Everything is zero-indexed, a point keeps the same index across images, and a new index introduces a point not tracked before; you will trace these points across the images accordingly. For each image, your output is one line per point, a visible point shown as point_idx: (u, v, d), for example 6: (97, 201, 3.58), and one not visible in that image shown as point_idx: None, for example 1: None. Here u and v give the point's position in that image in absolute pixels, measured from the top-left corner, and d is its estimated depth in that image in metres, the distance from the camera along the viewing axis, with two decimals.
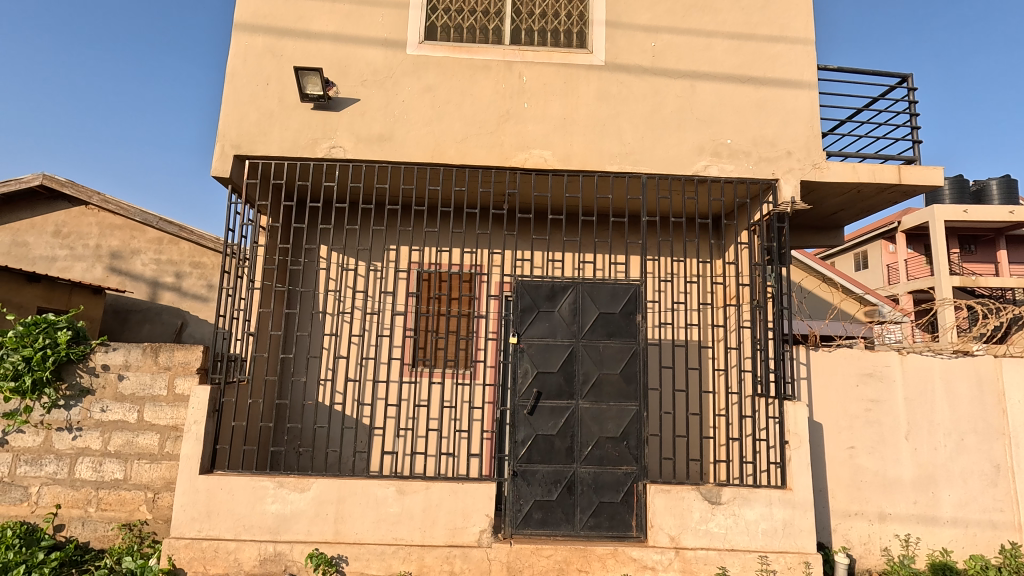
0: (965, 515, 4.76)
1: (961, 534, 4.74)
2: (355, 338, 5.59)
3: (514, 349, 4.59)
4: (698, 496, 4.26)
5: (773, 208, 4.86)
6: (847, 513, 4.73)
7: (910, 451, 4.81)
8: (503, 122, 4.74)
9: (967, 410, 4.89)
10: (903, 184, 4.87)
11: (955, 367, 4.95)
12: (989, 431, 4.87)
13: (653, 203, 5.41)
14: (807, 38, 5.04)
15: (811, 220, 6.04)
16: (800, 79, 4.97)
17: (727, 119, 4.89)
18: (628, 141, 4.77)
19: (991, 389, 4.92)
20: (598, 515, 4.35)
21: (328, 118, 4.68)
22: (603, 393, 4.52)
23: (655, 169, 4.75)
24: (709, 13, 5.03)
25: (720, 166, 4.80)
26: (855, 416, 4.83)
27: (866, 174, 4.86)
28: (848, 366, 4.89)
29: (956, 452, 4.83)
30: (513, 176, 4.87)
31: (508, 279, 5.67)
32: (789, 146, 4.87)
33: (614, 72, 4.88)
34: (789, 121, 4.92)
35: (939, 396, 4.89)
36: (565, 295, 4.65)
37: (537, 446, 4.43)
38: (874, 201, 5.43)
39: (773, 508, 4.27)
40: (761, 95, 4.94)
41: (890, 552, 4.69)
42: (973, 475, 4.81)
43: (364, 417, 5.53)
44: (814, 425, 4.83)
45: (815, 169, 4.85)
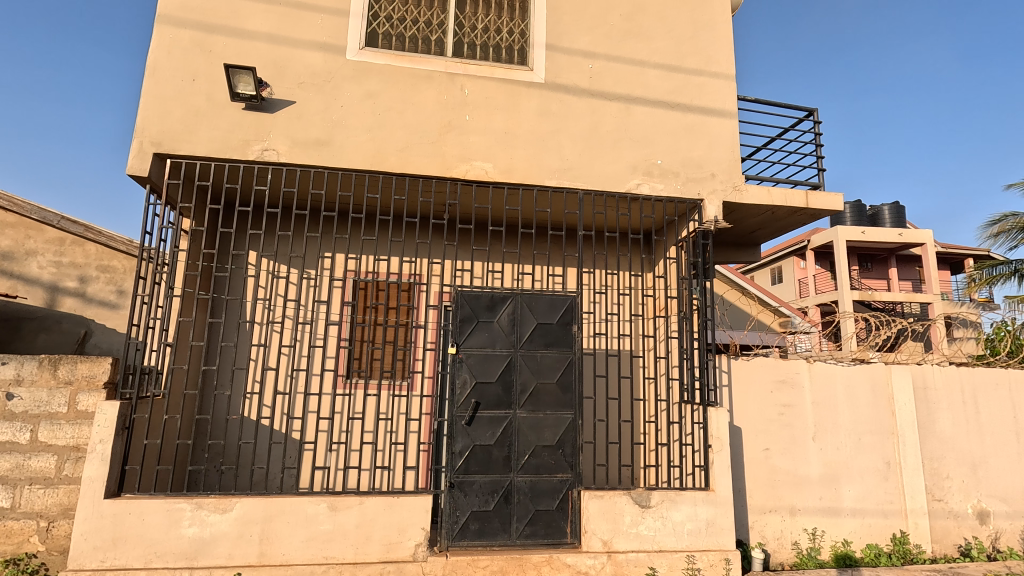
0: (863, 507, 5.26)
1: (859, 525, 5.23)
2: (286, 348, 5.38)
3: (452, 360, 4.58)
4: (629, 500, 4.43)
5: (698, 226, 5.19)
6: (762, 510, 5.08)
7: (817, 451, 5.26)
8: (445, 133, 4.77)
9: (864, 412, 5.43)
10: (810, 208, 5.37)
11: (854, 373, 5.49)
12: (881, 431, 5.43)
13: (589, 218, 5.62)
14: (729, 70, 5.47)
15: (732, 237, 6.50)
16: (722, 107, 5.38)
17: (658, 141, 5.19)
18: (567, 157, 4.94)
19: (883, 393, 5.50)
20: (534, 523, 4.41)
21: (262, 119, 4.49)
22: (540, 403, 4.60)
23: (591, 185, 4.94)
24: (642, 41, 5.34)
25: (651, 185, 5.08)
26: (770, 420, 5.22)
27: (779, 197, 5.32)
28: (763, 374, 5.29)
29: (856, 450, 5.34)
30: (454, 186, 4.89)
31: (447, 289, 5.68)
32: (713, 169, 5.24)
33: (553, 90, 5.04)
34: (714, 146, 5.29)
35: (841, 400, 5.39)
36: (504, 305, 4.70)
37: (475, 457, 4.43)
38: (786, 222, 5.93)
39: (698, 508, 4.52)
40: (690, 121, 5.29)
41: (799, 545, 5.09)
42: (870, 471, 5.33)
43: (293, 431, 5.30)
44: (734, 429, 5.16)
45: (735, 190, 5.24)
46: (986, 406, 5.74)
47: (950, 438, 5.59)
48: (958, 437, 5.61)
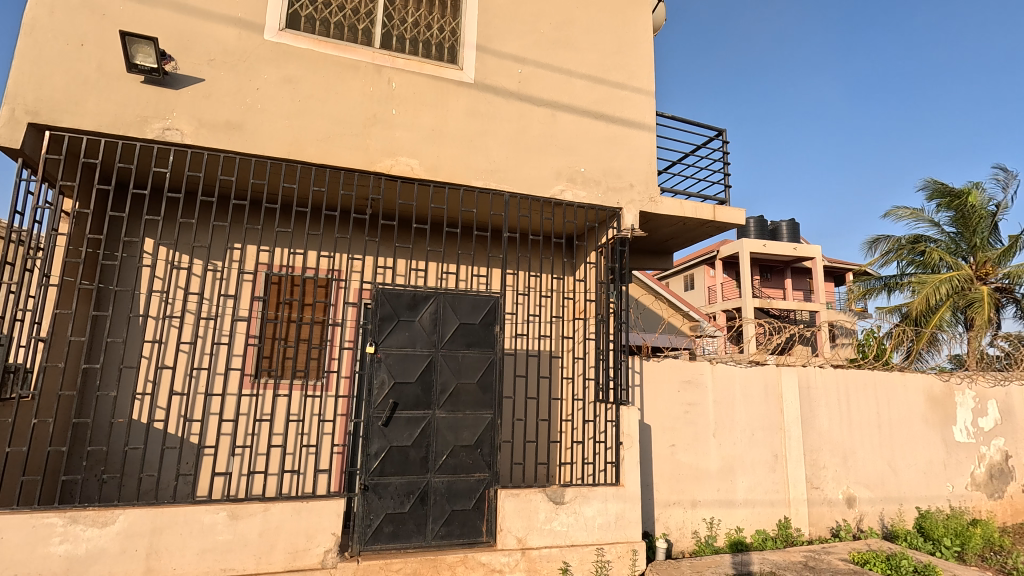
0: (754, 496, 5.76)
1: (750, 513, 5.73)
2: (185, 345, 4.97)
3: (370, 359, 4.46)
4: (544, 497, 4.55)
5: (617, 233, 5.43)
6: (667, 503, 5.41)
7: (716, 446, 5.69)
8: (370, 125, 4.63)
9: (757, 410, 5.95)
10: (717, 221, 5.79)
11: (750, 374, 5.99)
12: (771, 426, 5.97)
13: (513, 220, 5.70)
14: (649, 86, 5.78)
15: (648, 245, 6.87)
16: (642, 121, 5.66)
17: (583, 150, 5.37)
18: (494, 159, 4.98)
19: (774, 392, 6.06)
20: (450, 523, 4.39)
21: (164, 95, 4.12)
22: (460, 403, 4.60)
23: (517, 188, 5.02)
24: (570, 51, 5.50)
25: (574, 191, 5.25)
26: (676, 418, 5.58)
27: (690, 209, 5.70)
28: (672, 375, 5.64)
29: (749, 445, 5.84)
30: (377, 181, 4.76)
31: (368, 286, 5.52)
32: (632, 179, 5.51)
33: (482, 91, 5.06)
34: (633, 157, 5.56)
35: (738, 399, 5.87)
36: (426, 304, 4.65)
37: (391, 458, 4.34)
38: (696, 233, 6.36)
39: (608, 503, 4.73)
40: (612, 132, 5.52)
41: (698, 534, 5.48)
42: (760, 464, 5.85)
43: (191, 434, 4.91)
44: (644, 427, 5.45)
45: (651, 201, 5.54)
46: (856, 404, 6.49)
47: (827, 432, 6.26)
48: (834, 432, 6.30)
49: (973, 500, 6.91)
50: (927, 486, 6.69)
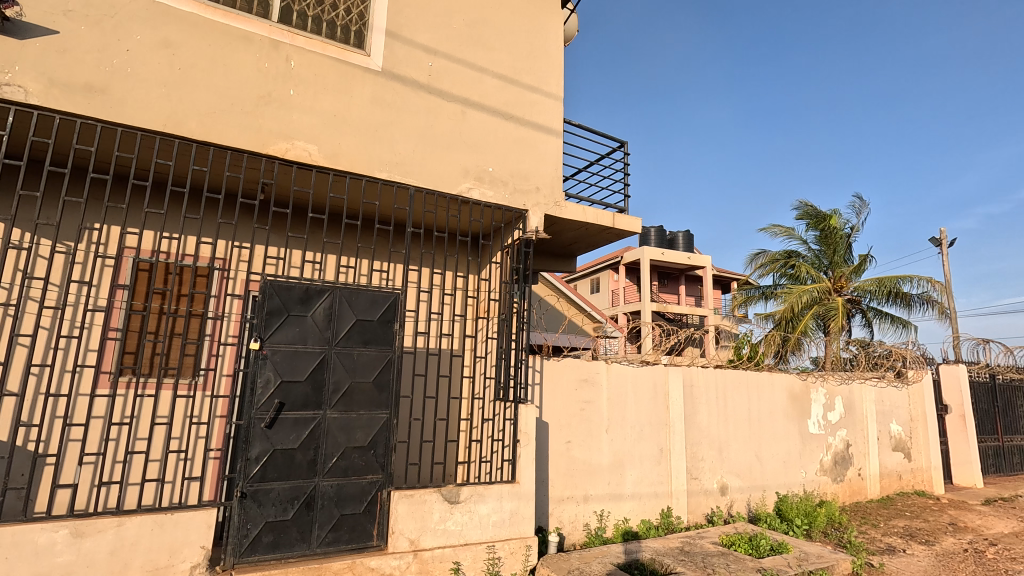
0: (640, 488, 6.14)
1: (637, 504, 6.09)
2: (25, 338, 4.28)
3: (255, 356, 4.13)
4: (439, 497, 4.50)
5: (522, 234, 5.51)
6: (561, 498, 5.59)
7: (608, 442, 5.98)
8: (262, 104, 4.29)
9: (646, 407, 6.35)
10: (616, 228, 6.09)
11: (641, 374, 6.38)
12: (658, 422, 6.40)
13: (418, 215, 5.58)
14: (557, 93, 5.93)
15: (553, 248, 7.06)
16: (550, 127, 5.81)
17: (491, 149, 5.39)
18: (400, 151, 4.84)
19: (661, 390, 6.51)
20: (338, 529, 4.19)
21: (3, 45, 3.51)
22: (353, 402, 4.40)
23: (423, 183, 4.92)
24: (482, 49, 5.49)
25: (481, 190, 5.25)
26: (572, 415, 5.78)
27: (591, 216, 5.94)
28: (570, 374, 5.83)
29: (638, 440, 6.21)
30: (269, 165, 4.43)
31: (256, 278, 5.12)
32: (538, 182, 5.63)
33: (390, 80, 4.89)
34: (540, 161, 5.68)
35: (630, 397, 6.22)
36: (320, 299, 4.40)
37: (274, 463, 4.06)
38: (597, 238, 6.65)
39: (503, 500, 4.78)
40: (521, 135, 5.60)
41: (589, 526, 5.73)
42: (647, 457, 6.25)
43: (29, 441, 4.24)
44: (542, 424, 5.59)
45: (555, 205, 5.69)
46: (731, 401, 7.16)
47: (706, 427, 6.83)
48: (712, 426, 6.90)
49: (821, 484, 7.91)
50: (786, 473, 7.55)
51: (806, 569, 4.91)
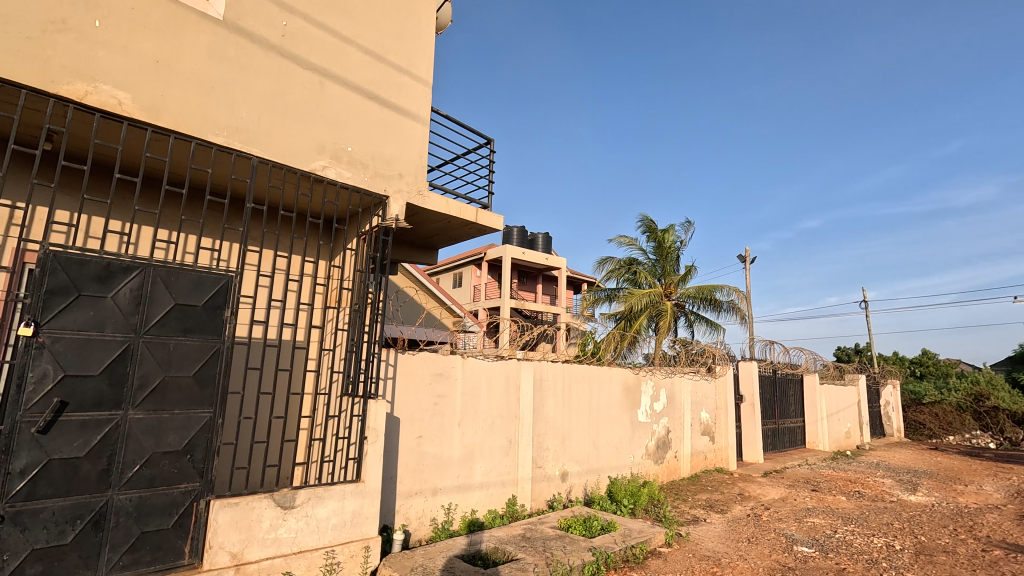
0: (489, 479, 6.28)
1: (484, 495, 6.22)
2: None
3: (25, 345, 3.30)
4: (270, 503, 4.09)
5: (381, 221, 5.23)
6: (408, 494, 5.46)
7: (459, 435, 6.00)
8: (53, 31, 3.44)
9: (498, 400, 6.51)
10: (478, 223, 6.13)
11: (495, 367, 6.52)
12: (508, 415, 6.61)
13: (261, 190, 4.99)
14: (426, 79, 5.76)
15: (414, 238, 6.88)
16: (416, 113, 5.62)
17: (351, 128, 5.03)
18: (241, 115, 4.27)
19: (513, 383, 6.73)
20: (137, 549, 3.56)
21: None
22: (166, 401, 3.77)
23: (269, 155, 4.40)
24: (346, 19, 5.09)
25: (337, 170, 4.88)
26: (425, 410, 5.68)
27: (454, 209, 5.89)
28: (424, 368, 5.72)
29: (488, 432, 6.34)
30: (60, 108, 3.57)
31: (35, 247, 4.11)
32: (401, 169, 5.41)
33: (233, 32, 4.28)
34: (404, 147, 5.47)
35: (483, 390, 6.32)
36: (126, 278, 3.68)
37: (48, 476, 3.29)
38: (459, 232, 6.63)
39: (345, 501, 4.50)
40: (385, 117, 5.34)
41: (436, 520, 5.68)
42: (496, 449, 6.41)
43: None
44: (392, 420, 5.39)
45: (418, 195, 5.53)
46: (575, 393, 7.69)
47: (552, 418, 7.24)
48: (557, 417, 7.33)
49: (645, 466, 8.90)
50: (618, 458, 8.34)
51: (629, 544, 5.47)
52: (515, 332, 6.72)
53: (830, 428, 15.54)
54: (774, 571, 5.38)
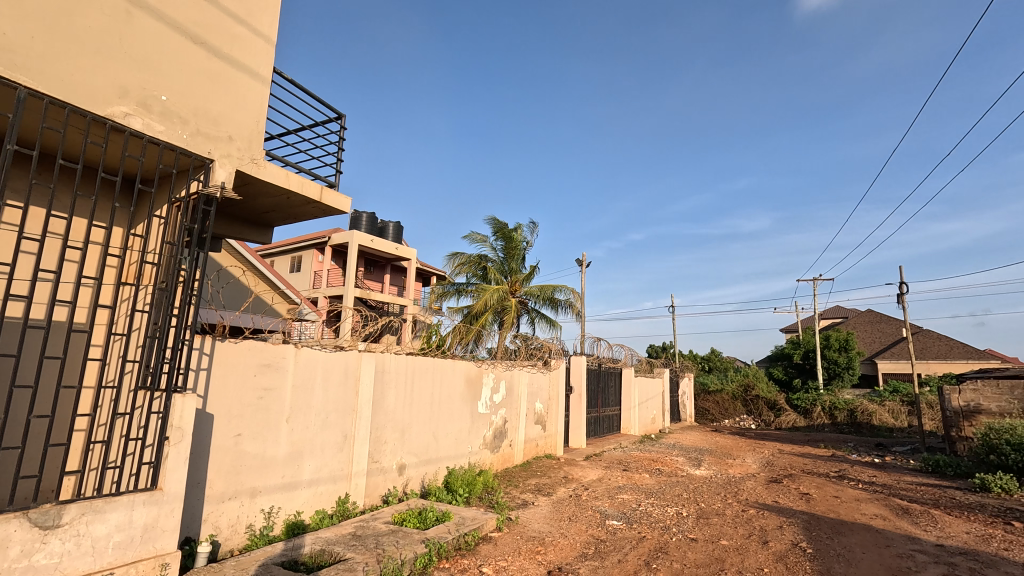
0: (318, 478, 5.86)
1: (312, 496, 5.79)
2: None
3: None
4: (22, 524, 3.28)
5: (202, 188, 4.52)
6: (221, 499, 4.82)
7: (286, 432, 5.49)
8: None
9: (334, 392, 6.11)
10: (322, 203, 5.68)
11: (333, 358, 6.12)
12: (345, 408, 6.25)
13: (31, 130, 3.94)
14: (269, 35, 5.16)
15: (244, 212, 6.12)
16: (255, 71, 5.00)
17: (167, 74, 4.27)
18: (4, 31, 3.33)
19: (352, 375, 6.39)
20: None
21: None
22: None
23: (45, 88, 3.51)
24: None
25: (146, 121, 4.09)
26: (246, 405, 5.07)
27: (295, 184, 5.37)
28: (248, 358, 5.11)
29: (321, 428, 5.92)
30: None
31: None
32: (231, 131, 4.75)
33: None
34: (237, 108, 4.82)
35: (317, 382, 5.87)
36: None
37: None
38: (300, 211, 6.08)
39: (134, 514, 3.80)
40: (215, 69, 4.64)
41: (253, 527, 5.11)
42: (329, 445, 6.01)
43: None
44: (204, 417, 4.70)
45: (252, 163, 4.92)
46: (418, 385, 7.59)
47: (392, 411, 7.04)
48: (397, 410, 7.15)
49: (482, 456, 9.18)
50: (456, 449, 8.46)
51: (462, 532, 5.58)
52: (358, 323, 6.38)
53: (641, 415, 17.84)
54: (589, 545, 5.97)
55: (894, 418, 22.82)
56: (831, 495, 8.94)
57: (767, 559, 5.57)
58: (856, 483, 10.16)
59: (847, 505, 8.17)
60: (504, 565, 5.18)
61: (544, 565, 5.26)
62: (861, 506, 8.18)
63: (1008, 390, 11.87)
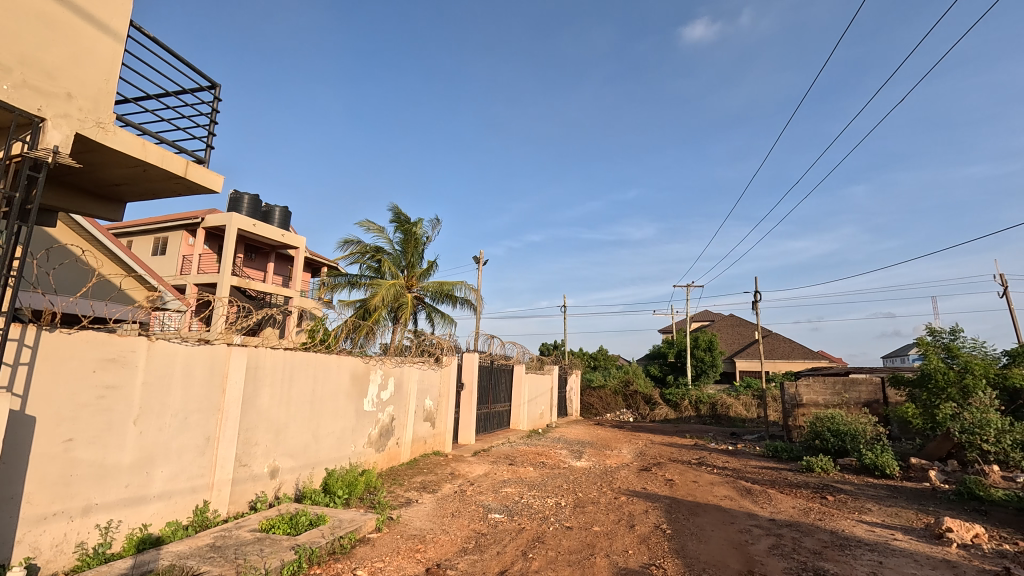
0: (171, 487, 5.25)
1: (163, 506, 5.18)
2: None
3: None
4: None
5: (28, 150, 3.84)
6: (42, 516, 4.12)
7: (133, 436, 4.85)
8: None
9: (196, 391, 5.53)
10: (187, 179, 5.16)
11: (195, 354, 5.51)
12: (209, 408, 5.68)
13: None
14: None
15: (87, 182, 5.32)
16: (104, 22, 4.42)
17: None
18: None
19: (219, 371, 5.83)
20: None
21: None
22: None
23: None
24: None
25: None
26: (83, 406, 4.40)
27: (153, 155, 4.81)
28: (87, 351, 4.43)
29: (178, 430, 5.32)
30: None
31: None
32: (70, 88, 4.12)
33: None
34: (79, 62, 4.22)
35: (175, 380, 5.27)
36: None
37: None
38: (159, 186, 5.43)
39: None
40: (50, 12, 4.02)
41: (84, 546, 4.43)
42: (186, 449, 5.42)
43: None
44: (23, 421, 3.99)
45: (98, 128, 4.31)
46: (296, 382, 7.12)
47: (266, 409, 6.53)
48: (272, 408, 6.65)
49: (366, 455, 8.86)
50: (338, 448, 8.08)
51: (337, 536, 5.34)
52: (230, 316, 5.85)
53: (529, 411, 18.42)
54: (470, 539, 6.04)
55: (746, 410, 26.02)
56: (690, 480, 9.96)
57: (632, 541, 6.04)
58: (712, 468, 11.42)
59: (702, 488, 9.16)
60: (380, 566, 5.05)
61: (422, 563, 5.22)
62: (713, 488, 9.21)
63: (831, 385, 14.07)
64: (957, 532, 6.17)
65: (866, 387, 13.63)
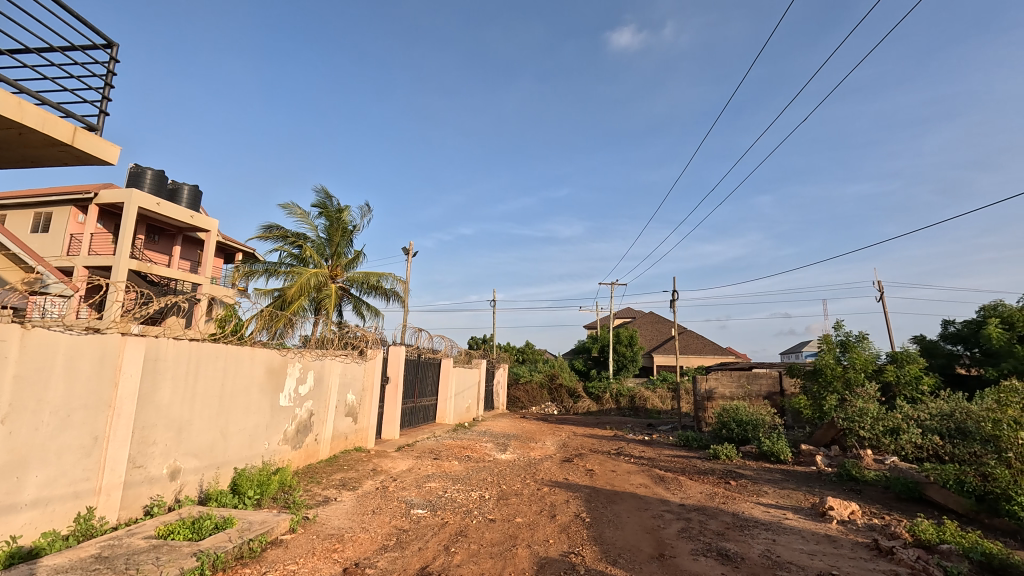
0: (48, 494, 4.65)
1: (38, 515, 4.58)
2: None
3: None
4: None
5: None
6: None
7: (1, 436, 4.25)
8: None
9: (82, 385, 4.94)
10: (75, 148, 4.61)
11: (82, 344, 4.93)
12: (96, 405, 5.10)
13: None
14: None
15: None
16: None
17: None
18: None
19: (110, 364, 5.24)
20: None
21: None
22: None
23: None
24: None
25: None
26: None
27: (32, 119, 4.27)
28: None
29: (58, 429, 4.73)
30: None
31: None
32: None
33: None
34: None
35: (55, 373, 4.68)
36: None
37: None
38: (39, 154, 4.81)
39: None
40: None
41: None
42: (69, 451, 4.84)
43: None
44: None
45: None
46: (202, 376, 6.57)
47: (166, 405, 5.98)
48: (173, 405, 6.10)
49: (280, 452, 8.38)
50: (248, 447, 7.57)
51: (245, 539, 5.00)
52: (127, 303, 5.29)
53: (456, 405, 18.36)
54: (390, 536, 5.90)
55: (661, 402, 27.61)
56: (609, 469, 10.39)
57: (552, 531, 6.19)
58: (629, 458, 11.99)
59: (620, 477, 9.59)
60: (294, 569, 4.80)
61: (339, 563, 5.02)
62: (630, 477, 9.68)
63: (737, 378, 15.22)
64: (837, 509, 6.89)
65: (766, 380, 14.89)
